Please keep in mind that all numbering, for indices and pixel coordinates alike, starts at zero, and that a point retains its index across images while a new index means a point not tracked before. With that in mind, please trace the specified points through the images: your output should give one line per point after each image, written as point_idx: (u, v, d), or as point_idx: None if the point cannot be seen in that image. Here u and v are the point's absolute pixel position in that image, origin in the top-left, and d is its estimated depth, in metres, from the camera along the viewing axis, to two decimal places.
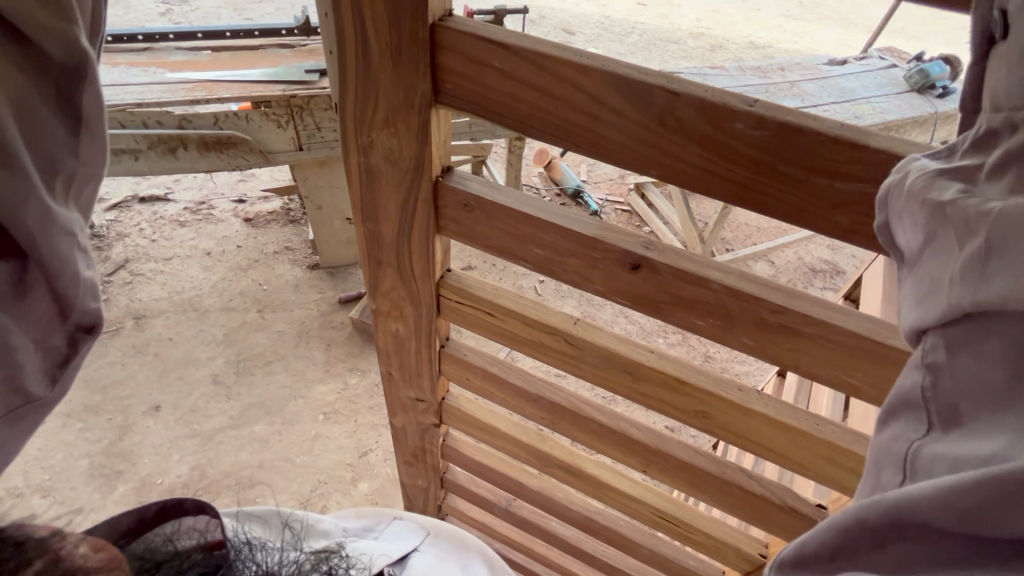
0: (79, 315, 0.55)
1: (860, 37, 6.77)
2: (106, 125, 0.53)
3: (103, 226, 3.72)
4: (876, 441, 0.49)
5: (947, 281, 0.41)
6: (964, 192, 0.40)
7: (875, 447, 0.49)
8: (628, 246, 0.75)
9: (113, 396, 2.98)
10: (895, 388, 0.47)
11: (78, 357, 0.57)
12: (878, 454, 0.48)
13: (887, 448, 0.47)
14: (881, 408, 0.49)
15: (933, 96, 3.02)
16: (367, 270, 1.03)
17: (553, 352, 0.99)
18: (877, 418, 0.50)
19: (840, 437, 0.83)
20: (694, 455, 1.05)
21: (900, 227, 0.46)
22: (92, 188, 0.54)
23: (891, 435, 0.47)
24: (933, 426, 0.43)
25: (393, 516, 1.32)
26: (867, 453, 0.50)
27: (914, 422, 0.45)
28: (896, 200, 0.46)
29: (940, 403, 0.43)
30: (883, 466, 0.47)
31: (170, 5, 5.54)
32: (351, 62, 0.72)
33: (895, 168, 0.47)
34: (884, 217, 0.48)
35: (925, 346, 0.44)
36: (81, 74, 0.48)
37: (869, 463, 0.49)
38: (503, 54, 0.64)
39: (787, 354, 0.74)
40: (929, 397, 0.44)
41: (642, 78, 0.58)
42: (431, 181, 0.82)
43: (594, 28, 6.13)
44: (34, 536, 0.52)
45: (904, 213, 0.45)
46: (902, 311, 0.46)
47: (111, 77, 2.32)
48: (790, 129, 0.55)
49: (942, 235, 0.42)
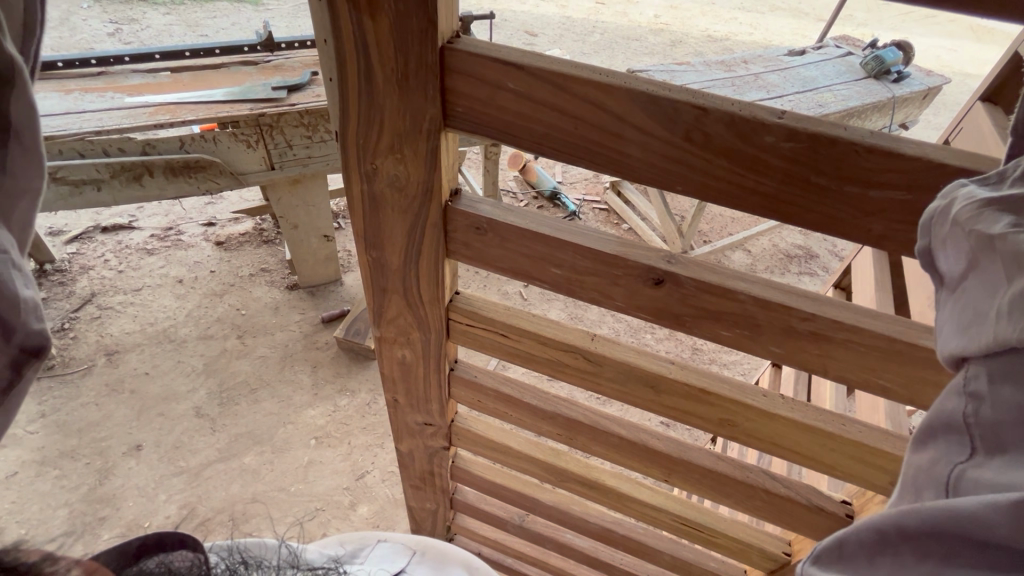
0: (23, 336, 0.49)
1: (812, 26, 6.98)
2: (40, 138, 0.50)
3: (65, 260, 3.53)
4: (914, 460, 0.49)
5: (994, 314, 0.40)
6: (1014, 227, 0.40)
7: (913, 467, 0.49)
8: (652, 262, 0.73)
9: (89, 438, 2.83)
10: (935, 409, 0.47)
11: (21, 385, 0.51)
12: (916, 474, 0.48)
13: (926, 470, 0.47)
14: (920, 427, 0.49)
15: (889, 81, 3.16)
16: (370, 297, 0.99)
17: (571, 369, 0.97)
18: (915, 437, 0.50)
19: (866, 435, 0.84)
20: (716, 461, 1.05)
21: (942, 253, 0.46)
22: (31, 205, 0.51)
23: (932, 457, 0.47)
24: (976, 450, 0.43)
25: (377, 538, 1.26)
26: (906, 470, 0.50)
27: (954, 445, 0.45)
28: (940, 227, 0.46)
29: (983, 430, 0.42)
30: (923, 487, 0.47)
31: (119, 25, 5.35)
32: (353, 90, 0.68)
33: (941, 194, 0.46)
34: (926, 242, 0.47)
35: (968, 373, 0.43)
36: (7, 80, 0.47)
37: (907, 481, 0.50)
38: (518, 75, 0.61)
39: (816, 359, 0.74)
40: (972, 422, 0.43)
41: (667, 95, 0.57)
42: (440, 208, 0.79)
43: (556, 28, 6.15)
44: (27, 561, 0.50)
45: (947, 240, 0.45)
46: (944, 336, 0.46)
47: (65, 105, 2.20)
48: (822, 139, 0.54)
49: (986, 265, 0.41)
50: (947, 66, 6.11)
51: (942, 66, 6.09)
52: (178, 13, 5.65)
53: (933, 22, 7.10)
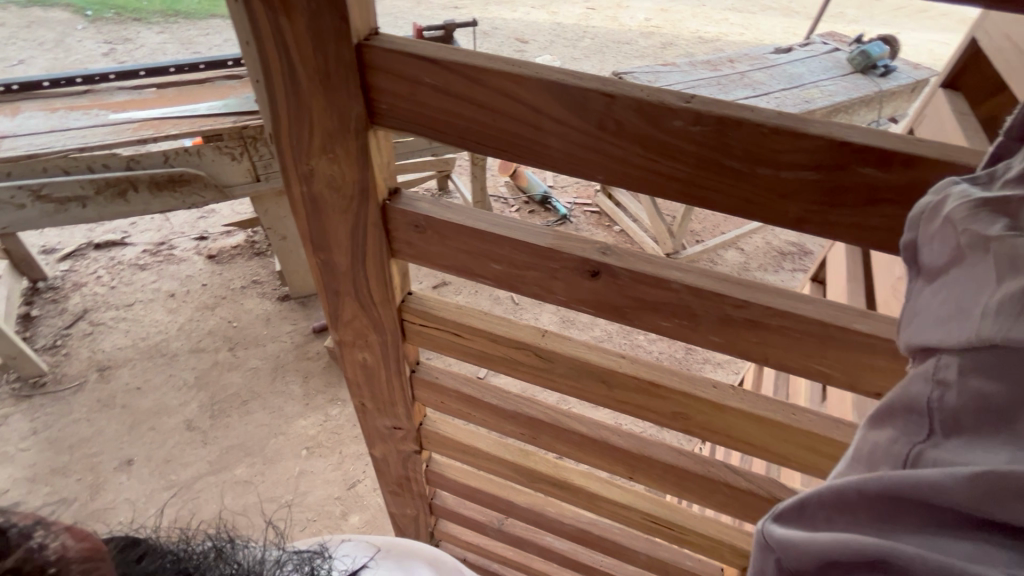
0: None
1: (802, 23, 7.02)
2: None
3: (58, 277, 3.56)
4: (870, 436, 0.48)
5: (976, 311, 0.40)
6: (1011, 230, 0.40)
7: (869, 442, 0.48)
8: (586, 253, 0.73)
9: (80, 454, 2.83)
10: (897, 390, 0.46)
11: None
12: (872, 450, 0.47)
13: (882, 447, 0.46)
14: (879, 408, 0.48)
15: (876, 75, 3.16)
16: (325, 299, 0.99)
17: (523, 366, 0.97)
18: (871, 415, 0.49)
19: (818, 424, 0.83)
20: (678, 456, 1.04)
21: (927, 245, 0.45)
22: None
23: (888, 437, 0.46)
24: (935, 431, 0.42)
25: (340, 538, 1.17)
26: (858, 445, 0.50)
27: (913, 425, 0.44)
28: (928, 222, 0.45)
29: (944, 416, 0.42)
30: (878, 462, 0.46)
31: (113, 44, 5.42)
32: (279, 90, 0.68)
33: (932, 190, 0.46)
34: (910, 236, 0.47)
35: (937, 362, 0.43)
36: None
37: (860, 454, 0.49)
38: (433, 69, 0.61)
39: (755, 348, 0.73)
40: (933, 407, 0.43)
41: (577, 83, 0.56)
42: (379, 207, 0.79)
43: (546, 35, 6.19)
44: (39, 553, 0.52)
45: (935, 236, 0.44)
46: (916, 325, 0.45)
47: (51, 123, 2.23)
48: (728, 122, 0.53)
49: (973, 261, 0.41)
50: (938, 60, 6.10)
51: (934, 59, 6.09)
52: (171, 32, 5.71)
53: (924, 16, 7.11)
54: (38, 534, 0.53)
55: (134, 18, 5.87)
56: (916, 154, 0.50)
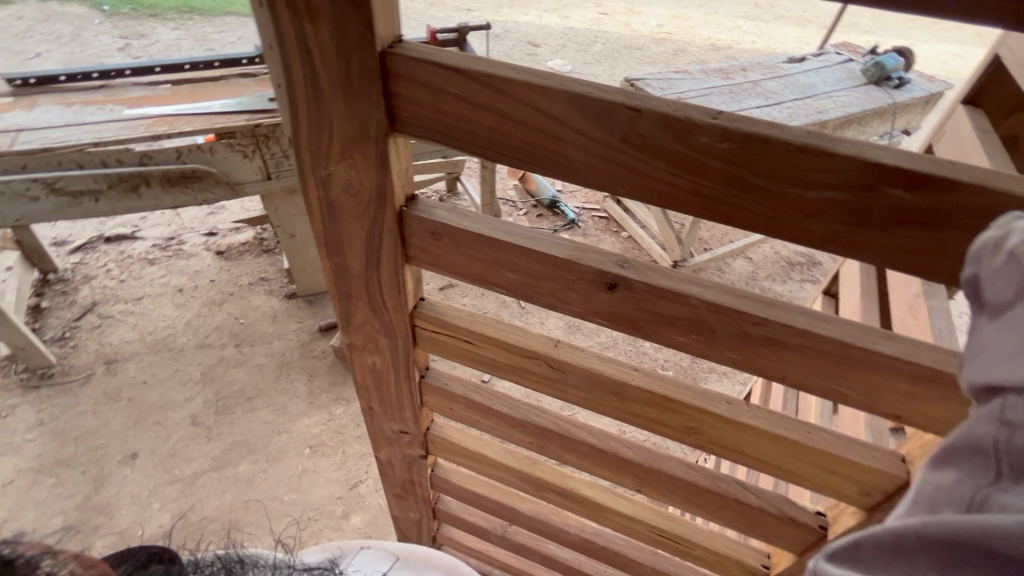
0: None
1: (815, 33, 6.99)
2: None
3: (68, 270, 3.59)
4: (932, 478, 0.45)
5: None
6: None
7: (929, 484, 0.45)
8: (604, 265, 0.72)
9: (86, 447, 2.85)
10: (961, 430, 0.43)
11: None
12: (932, 493, 0.44)
13: (945, 489, 0.43)
14: (940, 448, 0.46)
15: (890, 87, 3.14)
16: (337, 303, 0.99)
17: (536, 376, 0.96)
18: (932, 456, 0.46)
19: (833, 444, 0.81)
20: (689, 471, 1.03)
21: (992, 280, 0.43)
22: None
23: (952, 480, 0.43)
24: (1003, 474, 0.40)
25: (359, 546, 1.17)
26: (918, 488, 0.47)
27: (978, 467, 0.41)
28: (993, 257, 0.43)
29: (1015, 458, 0.39)
30: (939, 505, 0.43)
31: (129, 40, 5.48)
32: (300, 93, 0.68)
33: (997, 226, 0.45)
34: (973, 271, 0.45)
35: (1005, 401, 0.40)
36: None
37: (919, 496, 0.46)
38: (457, 78, 0.61)
39: (773, 365, 0.72)
40: (1003, 448, 0.40)
41: (602, 96, 0.56)
42: (395, 213, 0.79)
43: (558, 39, 6.19)
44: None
45: (1001, 271, 0.42)
46: (983, 363, 0.42)
47: (66, 117, 2.25)
48: (756, 139, 0.53)
49: None
50: (952, 72, 6.06)
51: (948, 72, 6.05)
52: (187, 28, 5.76)
53: (938, 28, 7.08)
54: (46, 562, 0.62)
55: (150, 14, 5.92)
56: (950, 178, 0.49)
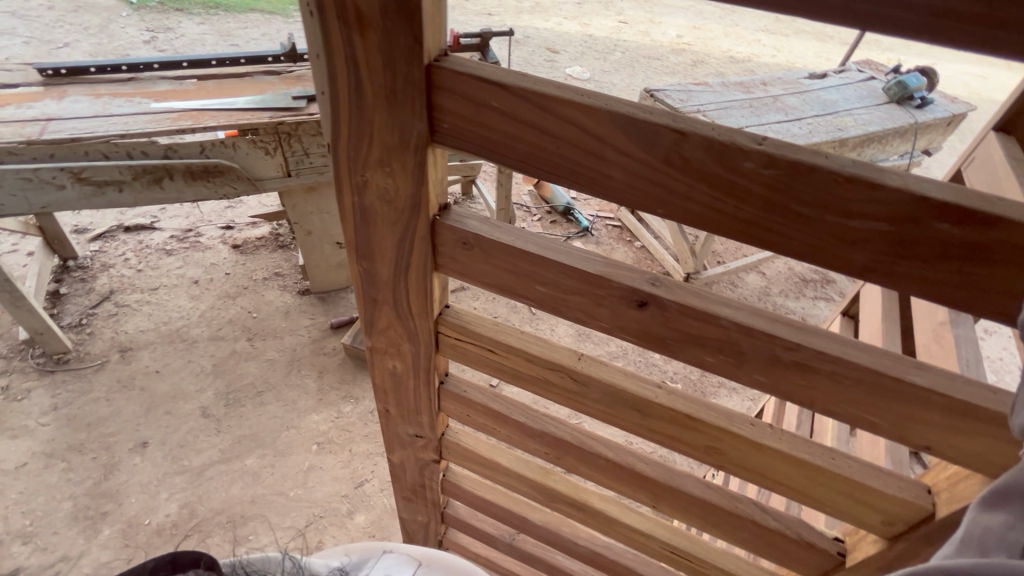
0: None
1: (836, 49, 6.96)
2: None
3: (87, 257, 3.64)
4: (981, 519, 0.47)
5: None
6: None
7: (979, 525, 0.47)
8: (634, 283, 0.73)
9: (98, 433, 2.88)
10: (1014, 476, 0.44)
11: None
12: (982, 534, 0.46)
13: (998, 533, 0.44)
14: (991, 490, 0.47)
15: (912, 107, 3.11)
16: (362, 307, 1.00)
17: (558, 388, 0.96)
18: (982, 496, 0.48)
19: (858, 471, 0.81)
20: (706, 490, 1.02)
21: None
22: None
23: (1005, 523, 0.44)
24: None
25: (383, 549, 1.19)
26: (965, 527, 0.48)
27: None
28: None
29: None
30: (991, 548, 0.45)
31: (155, 33, 5.57)
32: (343, 103, 0.69)
33: None
34: None
35: None
36: None
37: (967, 536, 0.47)
38: (501, 94, 0.61)
39: (801, 391, 0.72)
40: None
41: (645, 118, 0.56)
42: (428, 221, 0.80)
43: (578, 46, 6.21)
44: None
45: None
46: None
47: (95, 109, 2.29)
48: (802, 167, 0.53)
49: None
50: (974, 93, 6.01)
51: (970, 93, 5.99)
52: (211, 23, 5.85)
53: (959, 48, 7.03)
54: None
55: (176, 8, 6.01)
56: (998, 214, 0.49)
